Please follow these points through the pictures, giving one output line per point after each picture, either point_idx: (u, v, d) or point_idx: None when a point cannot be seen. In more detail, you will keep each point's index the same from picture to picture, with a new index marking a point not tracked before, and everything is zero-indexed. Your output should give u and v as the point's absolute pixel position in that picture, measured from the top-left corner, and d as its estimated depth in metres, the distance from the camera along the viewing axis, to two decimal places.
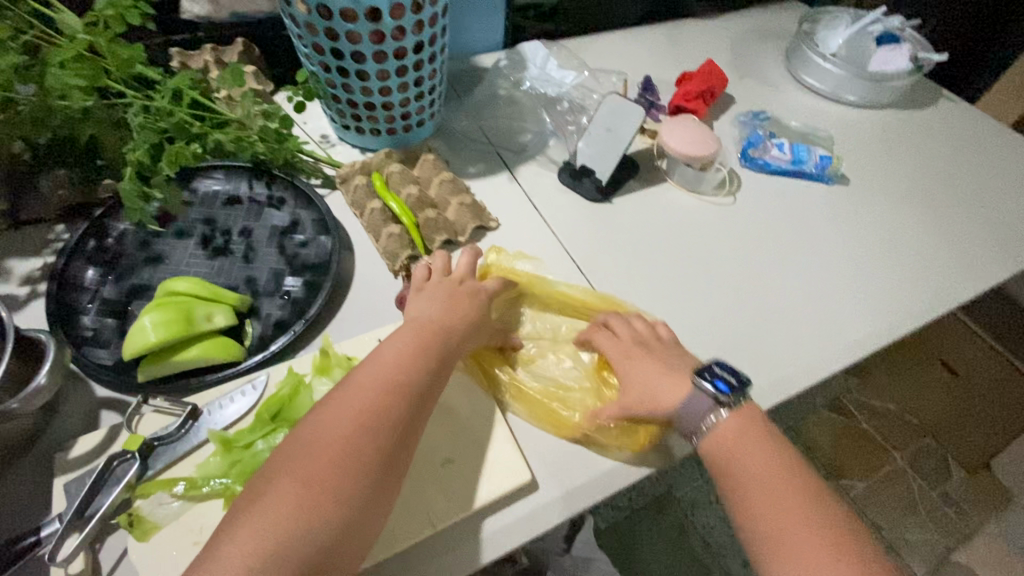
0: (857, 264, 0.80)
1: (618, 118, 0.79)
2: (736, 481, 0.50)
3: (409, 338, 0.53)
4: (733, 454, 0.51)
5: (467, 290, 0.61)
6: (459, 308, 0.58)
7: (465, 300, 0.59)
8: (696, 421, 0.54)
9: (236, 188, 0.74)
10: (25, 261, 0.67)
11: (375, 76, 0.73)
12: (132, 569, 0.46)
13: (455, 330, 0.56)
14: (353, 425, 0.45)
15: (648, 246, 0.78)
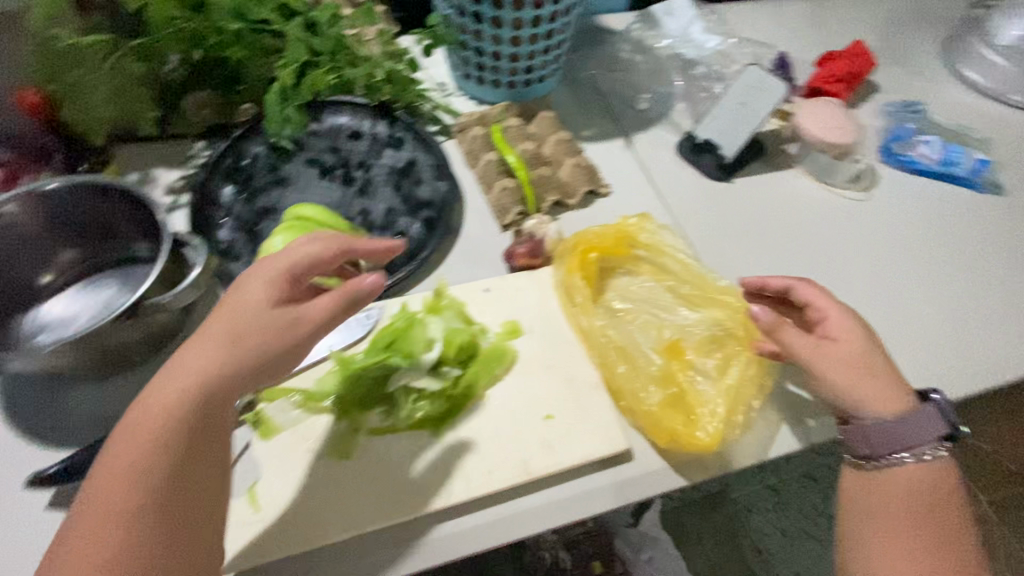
0: (1005, 283, 0.72)
1: (756, 93, 0.74)
2: (910, 516, 0.49)
3: (175, 372, 0.39)
4: (921, 496, 0.49)
5: (244, 289, 0.43)
6: (228, 316, 0.41)
7: (237, 300, 0.42)
8: (891, 448, 0.50)
9: (360, 125, 0.75)
10: (167, 172, 0.72)
11: (509, 24, 0.72)
12: (254, 464, 0.50)
13: (223, 356, 0.40)
14: (97, 514, 0.35)
15: (766, 233, 0.73)
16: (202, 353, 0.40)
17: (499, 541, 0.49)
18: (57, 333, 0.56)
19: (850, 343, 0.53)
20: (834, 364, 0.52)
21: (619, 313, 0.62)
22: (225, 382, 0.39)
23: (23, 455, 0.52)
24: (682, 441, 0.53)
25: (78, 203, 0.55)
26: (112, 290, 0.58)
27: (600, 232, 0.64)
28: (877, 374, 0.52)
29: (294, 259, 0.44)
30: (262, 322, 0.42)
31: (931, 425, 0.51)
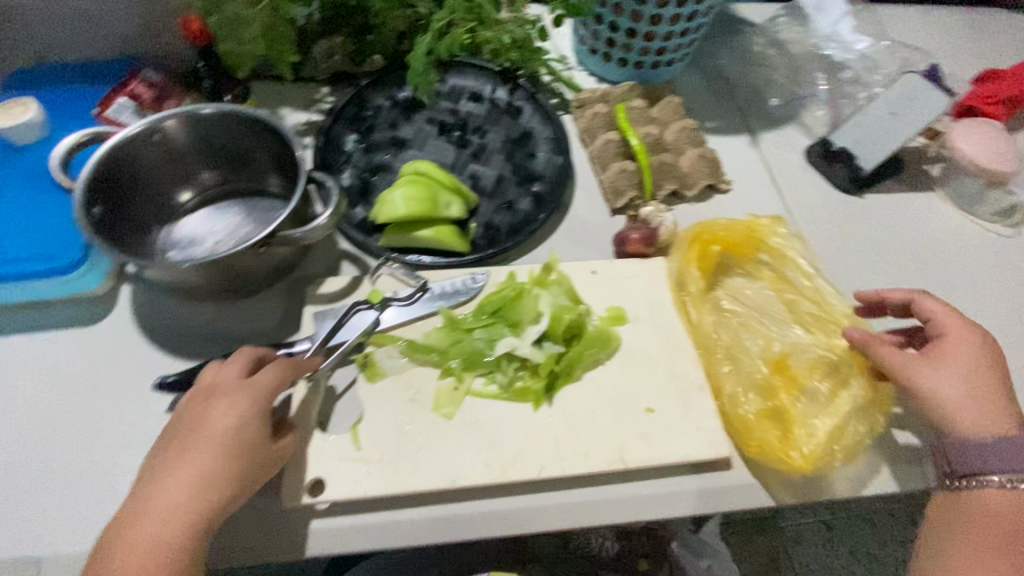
0: None
1: (912, 103, 0.67)
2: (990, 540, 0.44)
3: (159, 514, 0.38)
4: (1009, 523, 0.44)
5: (230, 411, 0.42)
6: (207, 452, 0.40)
7: (214, 431, 0.41)
8: (974, 464, 0.46)
9: (481, 88, 0.75)
10: (294, 112, 0.74)
11: (654, 3, 0.68)
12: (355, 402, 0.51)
13: (206, 490, 0.39)
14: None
15: (893, 255, 0.68)
16: (184, 487, 0.39)
17: (586, 523, 0.49)
18: (188, 251, 0.59)
19: (962, 359, 0.49)
20: (939, 377, 0.49)
21: (728, 313, 0.60)
22: (207, 518, 0.39)
23: (151, 359, 0.55)
24: (768, 456, 0.50)
25: (225, 128, 0.57)
26: (240, 216, 0.61)
27: (729, 227, 0.62)
28: (986, 396, 0.48)
29: (272, 388, 0.44)
30: (240, 455, 0.41)
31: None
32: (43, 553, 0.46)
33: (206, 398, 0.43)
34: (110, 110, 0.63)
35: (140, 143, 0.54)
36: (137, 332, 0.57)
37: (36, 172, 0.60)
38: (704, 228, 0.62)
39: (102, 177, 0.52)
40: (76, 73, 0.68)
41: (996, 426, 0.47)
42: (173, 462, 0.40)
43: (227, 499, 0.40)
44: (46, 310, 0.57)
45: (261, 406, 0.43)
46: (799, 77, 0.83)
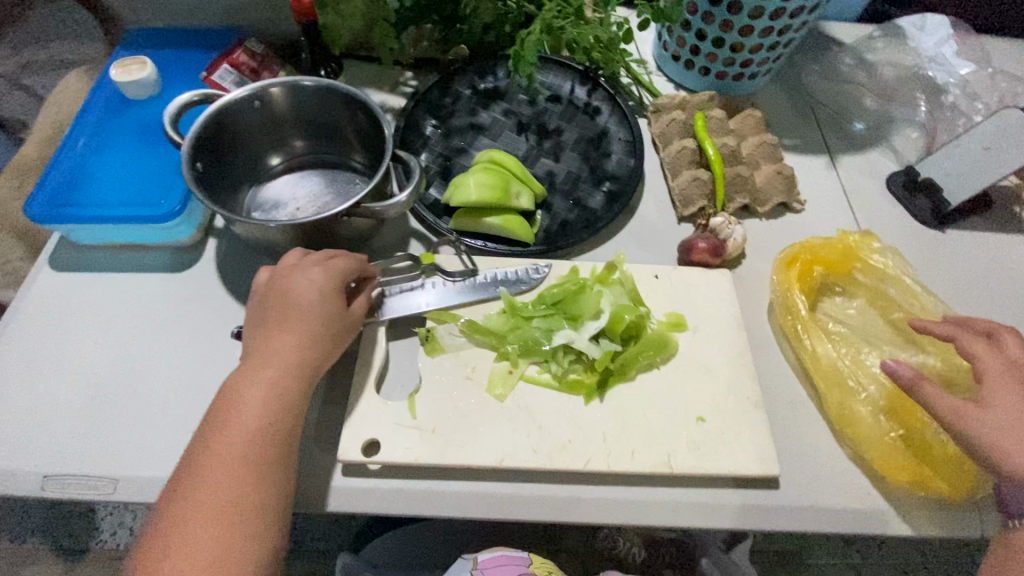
0: None
1: (1011, 140, 0.62)
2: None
3: (268, 362, 0.44)
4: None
5: (318, 283, 0.47)
6: (299, 315, 0.46)
7: (303, 299, 0.46)
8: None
9: (561, 85, 0.76)
10: (378, 93, 0.77)
11: (747, 13, 0.67)
12: (430, 375, 0.54)
13: (304, 345, 0.45)
14: (239, 463, 0.40)
15: (973, 296, 0.65)
16: (290, 341, 0.45)
17: (626, 521, 0.49)
18: (272, 212, 0.63)
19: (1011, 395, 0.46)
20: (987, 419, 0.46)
21: (833, 332, 0.59)
22: (309, 365, 0.45)
23: (230, 311, 0.59)
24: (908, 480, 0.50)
25: (321, 101, 0.61)
26: (323, 185, 0.65)
27: (825, 246, 0.62)
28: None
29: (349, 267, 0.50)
30: (327, 317, 0.47)
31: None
32: (119, 473, 0.50)
33: (290, 273, 0.48)
34: (216, 75, 0.67)
35: (245, 107, 0.58)
36: (219, 283, 0.61)
37: (146, 126, 0.65)
38: (806, 246, 0.61)
39: (209, 134, 0.56)
40: (185, 37, 0.73)
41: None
42: (274, 322, 0.46)
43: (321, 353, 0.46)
44: (143, 254, 0.63)
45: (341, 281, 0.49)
46: (886, 102, 0.80)
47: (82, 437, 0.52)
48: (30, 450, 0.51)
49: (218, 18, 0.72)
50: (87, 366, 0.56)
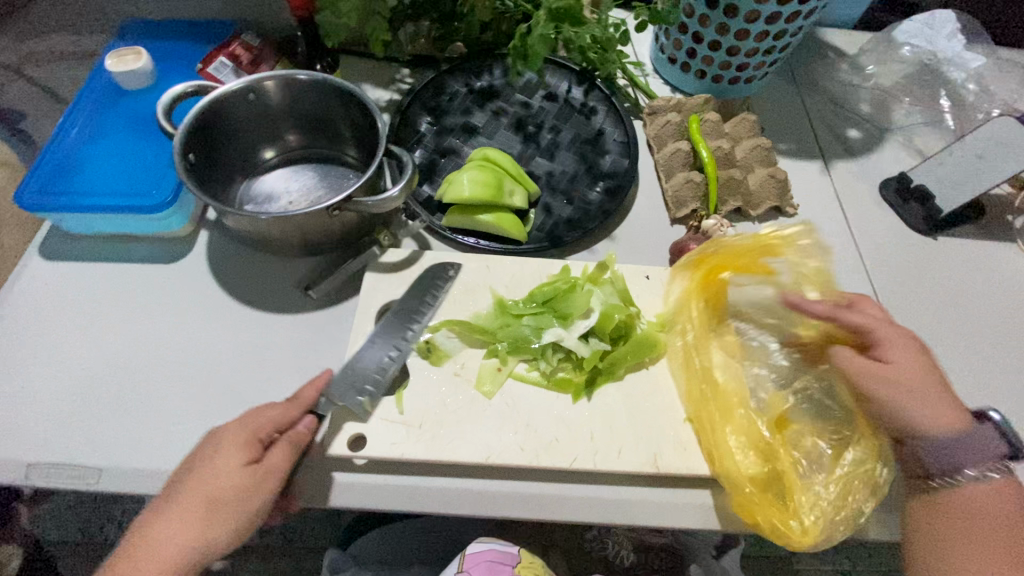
0: None
1: (1007, 149, 0.62)
2: (1001, 555, 0.42)
3: (160, 539, 0.40)
4: (1002, 520, 0.43)
5: (217, 456, 0.42)
6: (200, 486, 0.41)
7: (213, 463, 0.42)
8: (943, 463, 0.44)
9: (557, 85, 0.76)
10: (374, 89, 0.77)
11: (743, 17, 0.67)
12: (419, 373, 0.53)
13: (195, 529, 0.40)
14: None
15: (964, 304, 0.66)
16: (185, 515, 0.41)
17: (611, 521, 0.49)
18: (265, 205, 0.63)
19: (907, 354, 0.48)
20: (909, 387, 0.46)
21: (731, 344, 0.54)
22: (207, 546, 0.41)
23: (220, 303, 0.59)
24: (779, 522, 0.46)
25: (315, 95, 0.61)
26: (315, 180, 0.64)
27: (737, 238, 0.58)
28: (941, 391, 0.46)
29: (258, 421, 0.44)
30: (224, 489, 0.41)
31: (990, 445, 0.45)
32: (103, 462, 0.50)
33: (218, 437, 0.44)
34: (211, 68, 0.67)
35: (238, 100, 0.58)
36: (210, 275, 0.61)
37: (140, 117, 0.65)
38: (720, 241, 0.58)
39: (201, 127, 0.56)
40: (183, 30, 0.73)
41: (958, 417, 0.46)
42: (162, 509, 0.42)
43: (222, 533, 0.41)
44: (134, 244, 0.62)
45: (244, 437, 0.43)
46: (880, 109, 0.81)
47: (67, 425, 0.52)
48: (12, 438, 0.51)
49: (216, 10, 0.72)
50: (74, 355, 0.55)
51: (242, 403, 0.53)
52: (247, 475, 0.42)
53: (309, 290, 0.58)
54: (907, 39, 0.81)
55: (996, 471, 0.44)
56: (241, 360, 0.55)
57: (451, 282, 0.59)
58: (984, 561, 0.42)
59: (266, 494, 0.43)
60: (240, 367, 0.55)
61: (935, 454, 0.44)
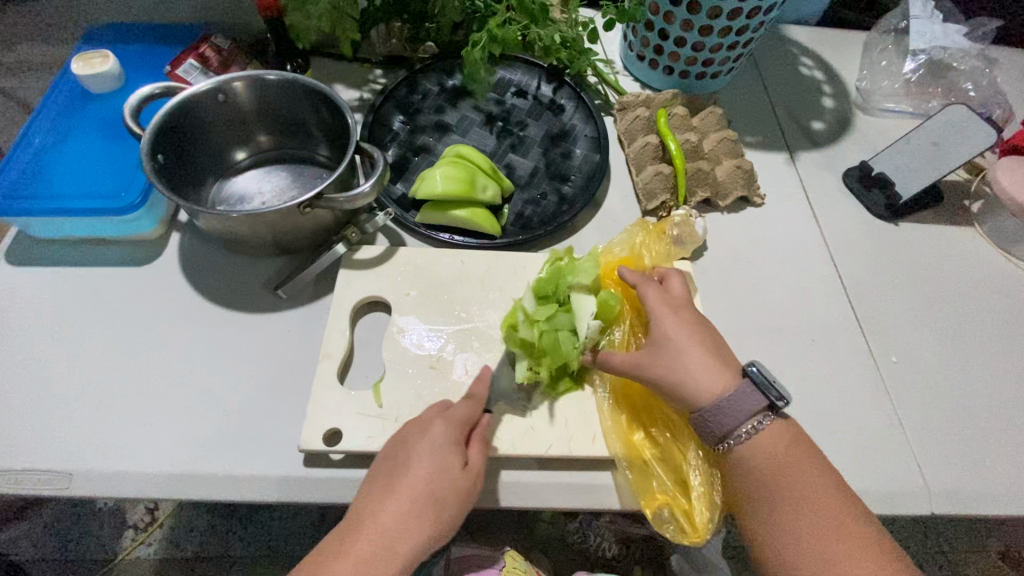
0: None
1: (955, 132, 0.68)
2: (800, 498, 0.43)
3: (379, 530, 0.41)
4: (784, 456, 0.45)
5: (435, 454, 0.44)
6: (416, 477, 0.42)
7: (421, 454, 0.44)
8: (729, 427, 0.45)
9: (528, 83, 0.78)
10: (347, 90, 0.77)
11: (705, 13, 0.69)
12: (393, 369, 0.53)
13: (429, 523, 0.41)
14: None
15: (927, 287, 0.68)
16: (405, 506, 0.41)
17: (588, 505, 0.50)
18: (237, 206, 0.62)
19: (671, 325, 0.49)
20: (664, 363, 0.47)
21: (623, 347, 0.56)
22: (428, 537, 0.41)
23: (194, 305, 0.59)
24: (682, 518, 0.48)
25: (285, 96, 0.61)
26: (287, 180, 0.65)
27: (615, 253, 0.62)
28: (701, 356, 0.47)
29: (456, 416, 0.46)
30: (444, 483, 0.43)
31: (748, 397, 0.45)
32: (74, 467, 0.49)
33: (418, 433, 0.45)
34: (180, 70, 0.67)
35: (207, 101, 0.58)
36: (182, 276, 0.60)
37: (108, 120, 0.65)
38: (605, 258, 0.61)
39: (169, 127, 0.56)
40: (152, 34, 0.72)
41: (724, 378, 0.46)
42: (381, 500, 0.42)
43: (442, 527, 0.42)
44: (105, 248, 0.62)
45: (457, 435, 0.45)
46: (841, 102, 0.84)
47: (38, 433, 0.51)
48: None
49: (184, 13, 0.72)
50: (47, 360, 0.55)
51: (216, 404, 0.52)
52: (468, 474, 0.44)
53: (279, 289, 0.58)
54: (922, 45, 0.81)
55: (768, 415, 0.46)
56: (216, 361, 0.55)
57: (512, 276, 0.60)
58: (785, 502, 0.43)
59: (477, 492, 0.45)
60: (214, 368, 0.55)
61: (709, 426, 0.46)
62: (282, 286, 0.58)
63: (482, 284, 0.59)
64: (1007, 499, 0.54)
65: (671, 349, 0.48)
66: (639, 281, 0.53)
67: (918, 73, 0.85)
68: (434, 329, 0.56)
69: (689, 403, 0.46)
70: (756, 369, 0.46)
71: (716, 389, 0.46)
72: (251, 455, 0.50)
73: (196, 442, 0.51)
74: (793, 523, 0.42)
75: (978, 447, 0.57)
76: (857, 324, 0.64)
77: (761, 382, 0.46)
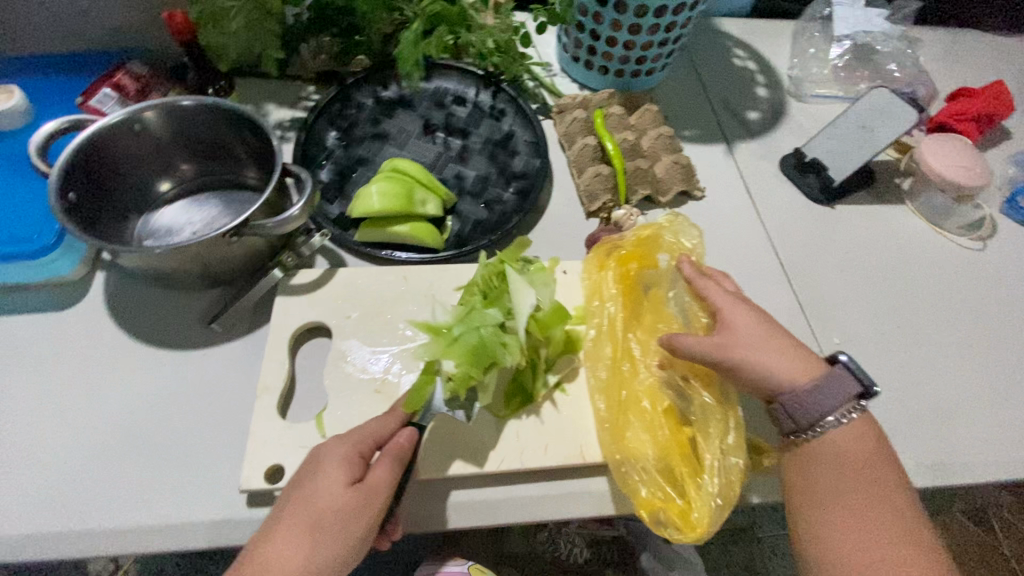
0: None
1: (883, 116, 0.68)
2: (862, 499, 0.43)
3: (263, 560, 0.39)
4: (859, 460, 0.45)
5: (321, 473, 0.42)
6: (306, 502, 0.40)
7: (315, 478, 0.41)
8: (821, 414, 0.46)
9: (465, 92, 0.77)
10: (279, 109, 0.75)
11: (632, 12, 0.70)
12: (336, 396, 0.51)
13: (304, 551, 0.39)
14: None
15: (865, 266, 0.70)
16: (289, 534, 0.39)
17: (545, 516, 0.50)
18: (165, 240, 0.60)
19: (742, 316, 0.49)
20: (744, 345, 0.48)
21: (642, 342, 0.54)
22: (312, 567, 0.39)
23: (122, 346, 0.56)
24: (681, 517, 0.46)
25: (206, 121, 0.58)
26: (217, 207, 0.62)
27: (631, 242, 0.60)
28: (782, 345, 0.48)
29: (360, 436, 0.44)
30: (331, 509, 0.40)
31: (843, 384, 0.46)
32: None
33: (318, 456, 0.43)
34: (93, 100, 0.64)
35: (120, 132, 0.55)
36: (109, 317, 0.57)
37: (17, 158, 0.61)
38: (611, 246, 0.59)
39: (80, 163, 0.53)
40: (62, 64, 0.69)
41: (814, 371, 0.48)
42: (270, 529, 0.40)
43: (329, 556, 0.39)
44: (23, 294, 0.58)
45: (348, 451, 0.43)
46: (774, 91, 0.86)
47: None
48: None
49: (96, 40, 0.69)
50: None
51: (150, 450, 0.50)
52: (353, 493, 0.41)
53: (213, 323, 0.56)
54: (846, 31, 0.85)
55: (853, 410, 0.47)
56: (149, 404, 0.52)
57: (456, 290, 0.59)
58: (850, 504, 0.43)
59: (374, 514, 0.41)
60: (147, 411, 0.52)
61: (799, 412, 0.46)
62: (216, 318, 0.56)
63: (426, 300, 0.58)
64: (945, 469, 0.56)
65: (758, 337, 0.48)
66: (693, 277, 0.53)
67: (845, 58, 0.87)
68: (378, 351, 0.54)
69: (773, 389, 0.47)
70: (848, 358, 0.48)
71: (812, 379, 0.47)
72: (192, 500, 0.48)
73: (130, 493, 0.48)
74: (855, 507, 0.43)
75: (919, 420, 0.59)
76: (800, 309, 0.65)
77: (854, 369, 0.47)
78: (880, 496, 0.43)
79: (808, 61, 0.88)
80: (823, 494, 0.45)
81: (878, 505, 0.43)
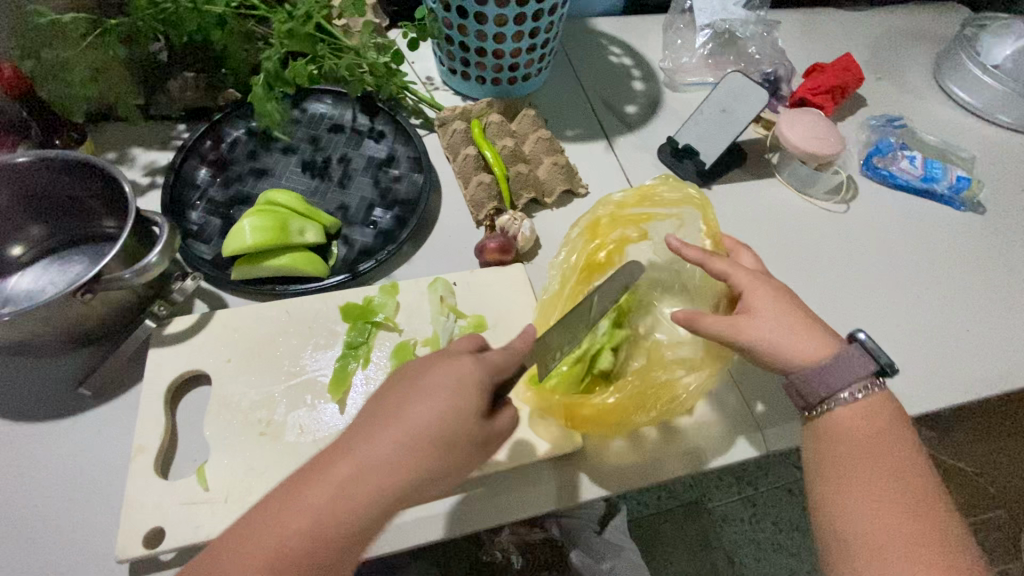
0: (966, 294, 0.73)
1: (738, 99, 0.74)
2: (879, 471, 0.45)
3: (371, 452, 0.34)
4: (872, 436, 0.47)
5: (467, 382, 0.38)
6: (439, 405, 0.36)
7: (464, 381, 0.38)
8: (839, 387, 0.48)
9: (342, 115, 0.76)
10: (147, 152, 0.71)
11: (492, 22, 0.71)
12: (218, 445, 0.49)
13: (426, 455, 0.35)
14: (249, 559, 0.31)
15: (745, 240, 0.74)
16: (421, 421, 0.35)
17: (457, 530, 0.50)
18: (24, 305, 0.56)
19: (761, 297, 0.51)
20: (759, 326, 0.49)
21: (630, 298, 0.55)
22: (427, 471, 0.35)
23: None
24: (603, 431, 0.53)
25: (48, 178, 0.56)
26: (79, 264, 0.59)
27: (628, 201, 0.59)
28: (801, 326, 0.49)
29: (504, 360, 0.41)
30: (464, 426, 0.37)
31: (859, 363, 0.48)
32: None
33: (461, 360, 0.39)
34: None
35: None
36: None
37: None
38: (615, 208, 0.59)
39: None
40: None
41: (831, 347, 0.49)
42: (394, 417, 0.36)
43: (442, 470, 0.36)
44: None
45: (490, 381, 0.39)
46: (649, 83, 0.90)
47: None
48: None
49: None
50: None
51: (17, 533, 0.46)
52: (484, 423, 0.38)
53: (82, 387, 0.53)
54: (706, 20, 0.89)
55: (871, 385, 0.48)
56: (14, 485, 0.49)
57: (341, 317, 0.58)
58: (868, 476, 0.45)
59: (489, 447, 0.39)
60: (11, 491, 0.48)
61: (814, 388, 0.48)
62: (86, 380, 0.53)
63: (310, 331, 0.57)
64: None
65: (785, 313, 0.50)
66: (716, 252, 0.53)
67: (707, 47, 0.93)
68: (262, 390, 0.53)
69: (783, 365, 0.49)
70: (864, 337, 0.49)
71: (830, 353, 0.49)
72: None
73: None
74: (869, 481, 0.45)
75: None
76: None
77: (870, 350, 0.49)
78: (895, 468, 0.45)
79: (677, 54, 0.93)
80: (841, 478, 0.46)
81: (891, 484, 0.44)
